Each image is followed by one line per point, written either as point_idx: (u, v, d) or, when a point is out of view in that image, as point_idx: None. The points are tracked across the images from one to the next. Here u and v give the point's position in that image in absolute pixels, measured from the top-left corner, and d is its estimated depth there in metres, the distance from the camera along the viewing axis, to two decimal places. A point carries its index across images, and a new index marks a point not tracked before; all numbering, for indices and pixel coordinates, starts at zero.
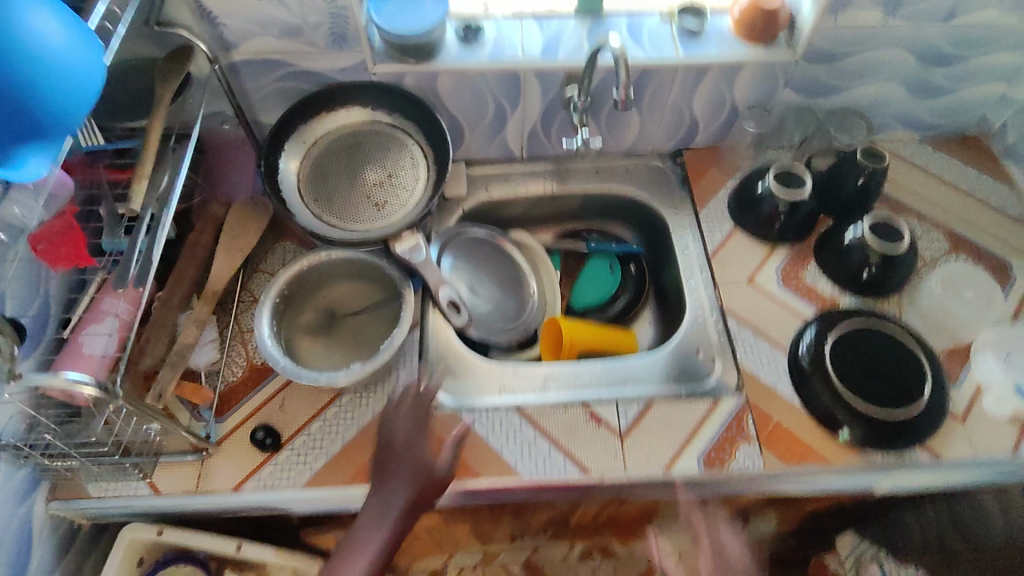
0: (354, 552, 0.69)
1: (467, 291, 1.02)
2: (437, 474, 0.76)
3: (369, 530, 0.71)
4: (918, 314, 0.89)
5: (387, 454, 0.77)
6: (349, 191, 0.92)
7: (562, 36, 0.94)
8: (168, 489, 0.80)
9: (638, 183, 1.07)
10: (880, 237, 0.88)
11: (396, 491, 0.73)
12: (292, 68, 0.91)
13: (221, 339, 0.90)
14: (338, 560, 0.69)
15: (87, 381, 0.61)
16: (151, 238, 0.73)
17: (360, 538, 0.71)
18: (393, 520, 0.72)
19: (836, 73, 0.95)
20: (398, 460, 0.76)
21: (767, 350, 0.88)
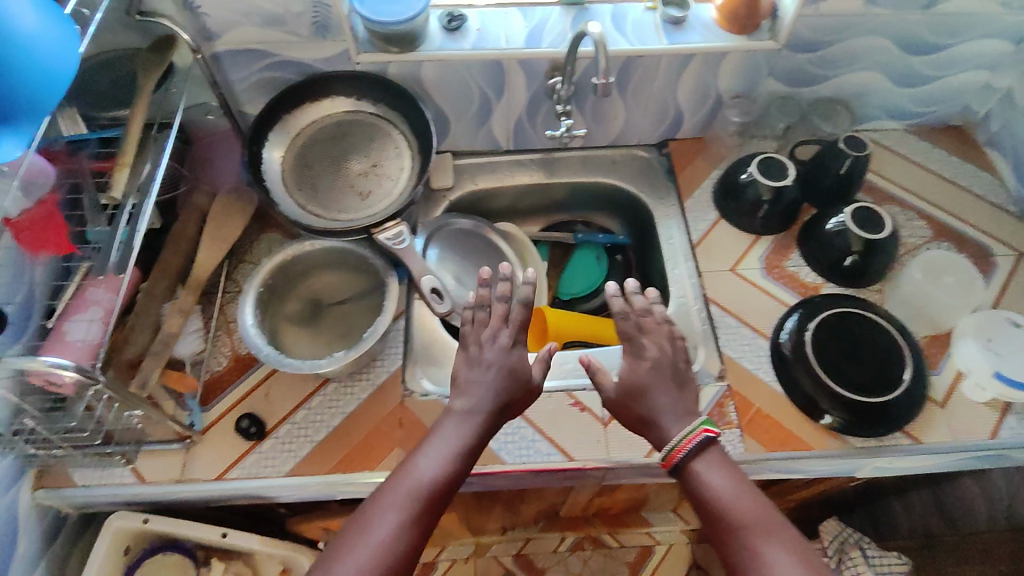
0: (435, 447, 0.65)
1: (453, 280, 1.02)
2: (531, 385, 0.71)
3: (452, 431, 0.67)
4: (899, 301, 0.89)
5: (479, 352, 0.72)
6: (333, 180, 0.93)
7: (545, 25, 0.94)
8: (154, 477, 0.81)
9: (623, 173, 1.07)
10: (861, 225, 0.89)
11: (485, 392, 0.69)
12: (275, 58, 0.91)
13: (205, 329, 0.90)
14: (420, 455, 0.65)
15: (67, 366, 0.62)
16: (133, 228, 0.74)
17: (443, 436, 0.66)
18: (478, 421, 0.67)
19: (818, 62, 0.95)
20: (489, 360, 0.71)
21: (748, 337, 0.88)
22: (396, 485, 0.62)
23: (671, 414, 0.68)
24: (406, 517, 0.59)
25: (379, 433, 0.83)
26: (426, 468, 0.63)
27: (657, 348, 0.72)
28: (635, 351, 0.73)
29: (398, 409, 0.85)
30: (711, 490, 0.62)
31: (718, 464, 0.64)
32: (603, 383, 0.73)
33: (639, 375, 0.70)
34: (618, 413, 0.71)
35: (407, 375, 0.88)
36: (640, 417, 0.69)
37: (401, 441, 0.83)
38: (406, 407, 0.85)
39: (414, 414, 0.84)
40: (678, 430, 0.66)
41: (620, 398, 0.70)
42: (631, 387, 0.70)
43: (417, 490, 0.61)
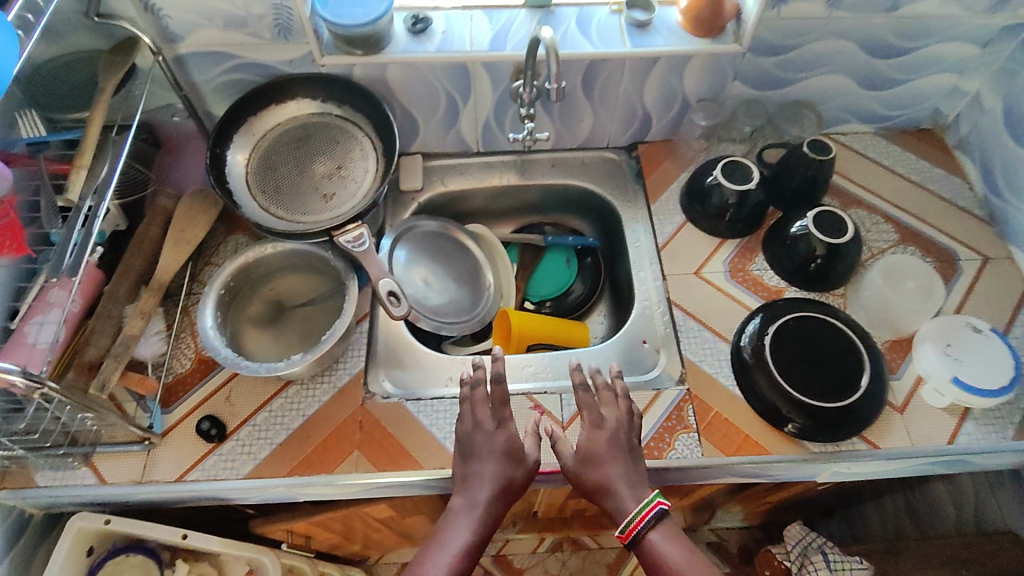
0: (438, 550, 0.69)
1: (421, 280, 1.02)
2: (527, 470, 0.74)
3: (454, 534, 0.70)
4: (861, 306, 0.89)
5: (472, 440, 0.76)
6: (298, 182, 0.92)
7: (510, 28, 0.94)
8: (115, 478, 0.81)
9: (593, 176, 1.07)
10: (824, 229, 0.89)
11: (484, 482, 0.72)
12: (239, 60, 0.91)
13: (168, 331, 0.90)
14: (423, 560, 0.69)
15: (14, 370, 0.63)
16: (89, 230, 0.73)
17: (446, 536, 0.70)
18: (478, 517, 0.71)
19: (784, 65, 0.95)
20: (483, 448, 0.75)
21: (710, 340, 0.88)
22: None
23: (627, 483, 0.72)
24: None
25: (338, 436, 0.83)
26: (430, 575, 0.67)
27: (614, 419, 0.76)
28: (596, 421, 0.76)
29: (359, 412, 0.85)
30: (668, 562, 0.67)
31: (672, 534, 0.69)
32: (562, 454, 0.76)
33: (597, 444, 0.74)
34: (576, 481, 0.74)
35: (370, 377, 0.88)
36: (597, 487, 0.72)
37: (360, 444, 0.83)
38: (366, 410, 0.85)
39: (375, 416, 0.85)
40: (634, 501, 0.70)
41: (576, 469, 0.74)
42: (587, 455, 0.74)
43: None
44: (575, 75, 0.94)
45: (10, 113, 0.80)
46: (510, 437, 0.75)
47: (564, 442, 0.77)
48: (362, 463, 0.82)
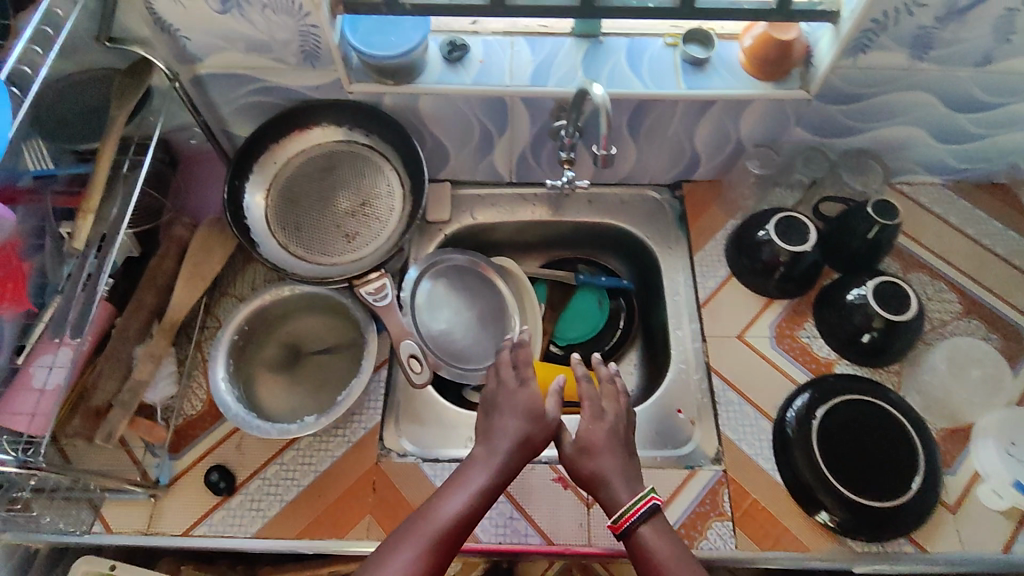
0: (458, 489, 0.68)
1: (444, 322, 0.97)
2: (547, 429, 0.74)
3: (471, 478, 0.69)
4: (917, 389, 0.83)
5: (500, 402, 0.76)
6: (319, 218, 0.86)
7: (553, 60, 0.86)
8: (120, 527, 0.79)
9: (633, 215, 1.00)
10: (884, 302, 0.82)
11: (507, 437, 0.72)
12: (262, 84, 0.84)
13: (179, 372, 0.86)
14: (439, 499, 0.68)
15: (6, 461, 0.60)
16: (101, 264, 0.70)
17: (462, 479, 0.69)
18: (495, 465, 0.70)
19: (854, 114, 0.86)
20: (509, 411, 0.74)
21: (750, 416, 0.84)
22: (419, 525, 0.65)
23: (622, 476, 0.71)
24: (420, 554, 0.63)
25: (351, 496, 0.80)
26: (446, 510, 0.66)
27: (614, 410, 0.77)
28: (598, 412, 0.76)
29: (373, 472, 0.82)
30: (654, 557, 0.66)
31: (663, 531, 0.68)
32: (563, 443, 0.75)
33: (597, 435, 0.73)
34: (572, 471, 0.74)
35: (387, 434, 0.85)
36: (591, 476, 0.72)
37: (373, 507, 0.80)
38: (380, 469, 0.82)
39: (390, 478, 0.81)
40: (628, 493, 0.70)
41: (573, 453, 0.74)
42: (585, 446, 0.73)
43: (436, 529, 0.65)
44: (621, 113, 0.87)
45: (18, 143, 0.72)
46: (531, 397, 0.75)
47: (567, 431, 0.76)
48: (374, 529, 0.79)
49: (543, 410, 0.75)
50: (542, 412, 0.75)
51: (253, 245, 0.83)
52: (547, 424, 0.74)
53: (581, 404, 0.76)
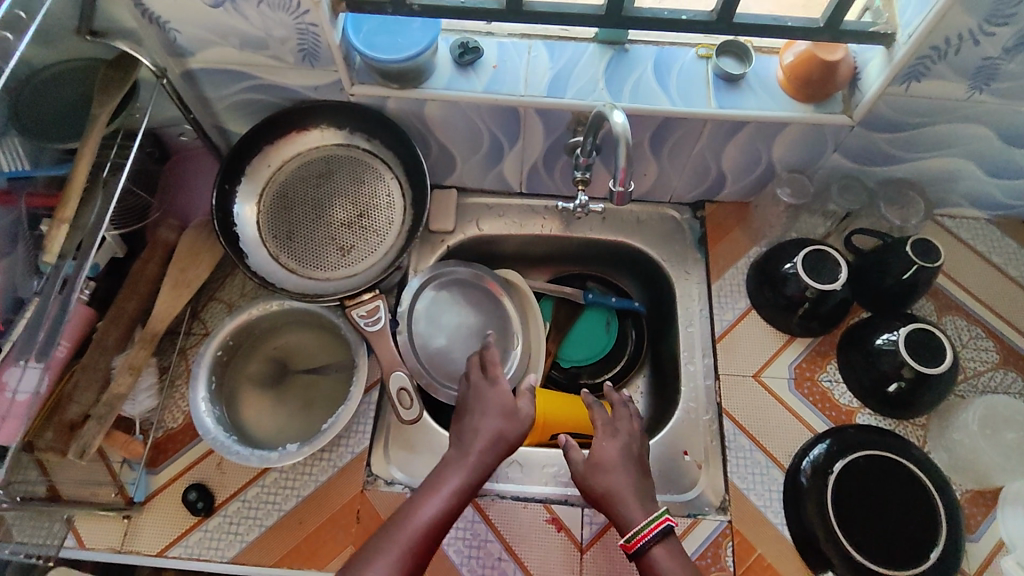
0: (432, 493, 0.65)
1: (443, 339, 0.92)
2: (519, 424, 0.71)
3: (447, 482, 0.66)
4: (943, 446, 0.78)
5: (476, 399, 0.73)
6: (313, 227, 0.81)
7: (573, 68, 0.79)
8: (93, 543, 0.76)
9: (649, 235, 0.94)
10: (918, 353, 0.76)
11: (483, 436, 0.69)
12: (257, 81, 0.78)
13: (160, 384, 0.82)
14: (412, 505, 0.64)
15: None
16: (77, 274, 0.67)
17: (434, 483, 0.66)
18: (470, 464, 0.67)
19: (899, 143, 0.79)
20: (485, 409, 0.72)
21: (762, 464, 0.79)
22: (394, 534, 0.62)
23: (636, 495, 0.68)
24: (396, 565, 0.59)
25: (333, 525, 0.77)
26: (421, 518, 0.63)
27: (627, 429, 0.74)
28: (611, 430, 0.73)
29: (357, 500, 0.78)
30: None
31: (677, 553, 0.65)
32: (573, 460, 0.72)
33: (610, 452, 0.71)
34: (583, 489, 0.70)
35: (375, 460, 0.81)
36: (604, 495, 0.68)
37: (355, 538, 0.76)
38: (366, 498, 0.78)
39: (375, 508, 0.78)
40: (642, 513, 0.67)
41: (584, 469, 0.70)
42: (598, 462, 0.70)
43: (411, 539, 0.61)
44: (643, 129, 0.80)
45: None
46: (503, 393, 0.73)
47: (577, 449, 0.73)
48: None
49: (515, 404, 0.73)
50: (515, 407, 0.72)
51: (242, 254, 0.78)
52: (522, 421, 0.71)
53: (594, 423, 0.74)
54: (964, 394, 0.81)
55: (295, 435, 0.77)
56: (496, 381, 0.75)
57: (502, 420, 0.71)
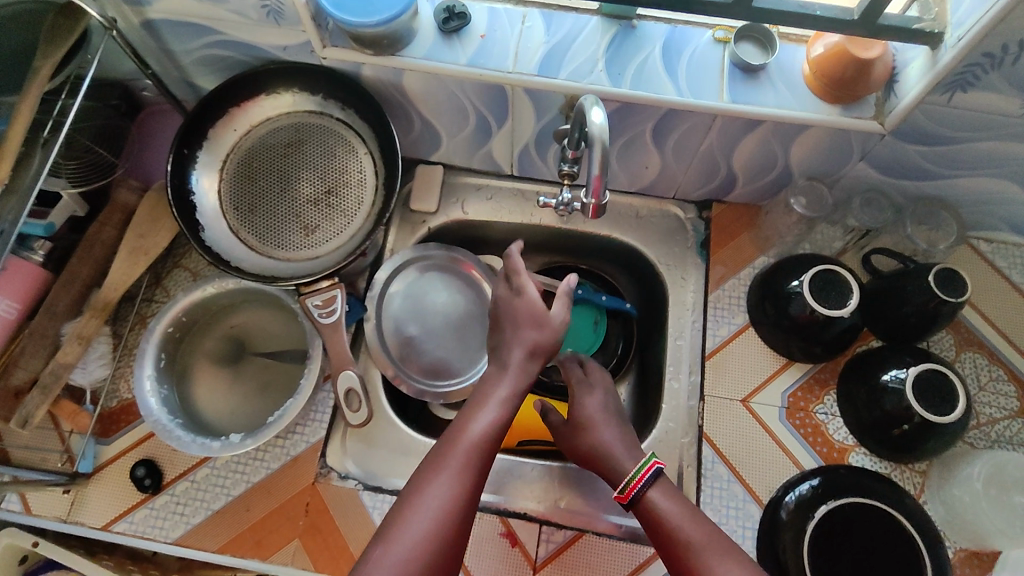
0: (479, 408, 0.63)
1: (414, 329, 0.86)
2: (555, 329, 0.69)
3: (493, 397, 0.64)
4: (942, 499, 0.71)
5: (511, 313, 0.70)
6: (277, 202, 0.75)
7: (572, 44, 0.70)
8: (41, 510, 0.74)
9: (647, 233, 0.86)
10: (925, 396, 0.68)
11: (520, 350, 0.68)
12: (221, 37, 0.71)
13: (113, 353, 0.79)
14: (462, 424, 0.62)
15: None
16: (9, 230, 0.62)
17: (481, 401, 0.64)
18: (514, 379, 0.66)
19: (936, 157, 0.69)
20: (520, 322, 0.69)
21: (738, 498, 0.73)
22: (450, 451, 0.60)
23: (622, 447, 0.69)
24: (459, 478, 0.58)
25: (280, 516, 0.73)
26: (474, 432, 0.61)
27: (603, 385, 0.77)
28: (589, 387, 0.76)
29: (308, 492, 0.74)
30: (664, 519, 0.61)
31: (673, 493, 0.63)
32: (554, 423, 0.75)
33: (590, 408, 0.73)
34: (573, 452, 0.72)
35: (332, 450, 0.76)
36: (592, 450, 0.70)
37: (302, 532, 0.73)
38: (317, 490, 0.74)
39: (325, 502, 0.74)
40: (632, 463, 0.67)
41: (567, 429, 0.73)
42: (580, 420, 0.72)
43: (467, 451, 0.59)
44: (645, 120, 0.71)
45: None
46: (532, 302, 0.70)
47: (555, 412, 0.76)
48: (300, 557, 0.72)
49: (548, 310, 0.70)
50: (546, 311, 0.69)
51: (197, 227, 0.72)
52: (556, 326, 0.69)
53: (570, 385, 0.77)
54: (974, 443, 0.73)
55: (244, 422, 0.73)
56: (523, 289, 0.70)
57: (537, 330, 0.69)
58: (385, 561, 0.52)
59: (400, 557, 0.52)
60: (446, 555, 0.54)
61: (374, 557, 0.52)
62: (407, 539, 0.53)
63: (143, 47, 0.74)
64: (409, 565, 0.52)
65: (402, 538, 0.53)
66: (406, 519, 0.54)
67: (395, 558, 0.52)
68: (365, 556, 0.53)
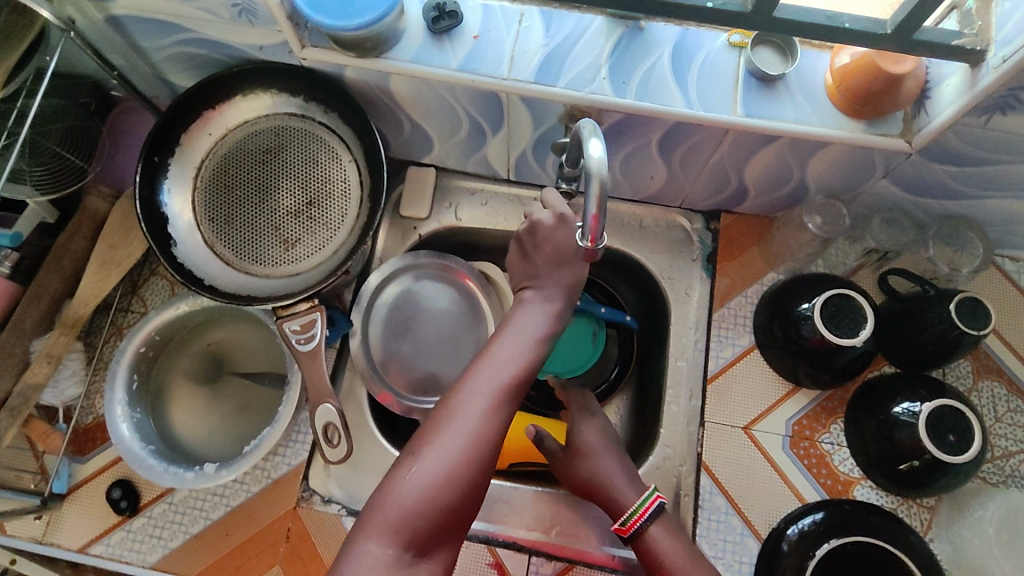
0: (512, 334, 0.58)
1: (403, 344, 0.82)
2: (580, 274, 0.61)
3: (530, 325, 0.59)
4: (950, 537, 0.68)
5: (539, 243, 0.62)
6: (255, 213, 0.71)
7: (574, 46, 0.64)
8: (13, 531, 0.71)
9: (651, 244, 0.81)
10: (941, 435, 0.63)
11: (549, 294, 0.60)
12: (192, 35, 0.64)
13: (87, 369, 0.75)
14: (499, 346, 0.57)
15: None
16: None
17: (519, 326, 0.58)
18: (552, 313, 0.60)
19: (967, 178, 0.64)
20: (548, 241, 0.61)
21: (737, 531, 0.70)
22: (485, 374, 0.55)
23: (624, 476, 0.65)
24: (494, 402, 0.53)
25: (260, 542, 0.70)
26: (512, 359, 0.56)
27: (602, 414, 0.73)
28: (587, 414, 0.72)
29: (289, 517, 0.71)
30: (665, 562, 0.58)
31: (674, 531, 0.60)
32: (550, 451, 0.69)
33: (589, 436, 0.68)
34: (567, 478, 0.67)
35: (315, 473, 0.73)
36: (591, 479, 0.65)
37: (282, 559, 0.70)
38: (298, 516, 0.71)
39: (306, 528, 0.71)
40: (636, 495, 0.63)
41: (565, 457, 0.68)
42: (579, 448, 0.67)
43: (504, 375, 0.55)
44: (650, 130, 0.65)
45: None
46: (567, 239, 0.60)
47: (551, 438, 0.70)
48: None
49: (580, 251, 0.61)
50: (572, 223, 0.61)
51: (168, 242, 0.68)
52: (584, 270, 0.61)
53: (570, 410, 0.72)
54: (987, 477, 0.70)
55: (222, 447, 0.70)
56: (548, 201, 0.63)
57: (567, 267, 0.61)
58: (413, 484, 0.49)
59: (430, 481, 0.50)
60: (476, 482, 0.51)
61: (401, 477, 0.50)
62: (438, 462, 0.50)
63: (108, 44, 0.67)
64: (437, 492, 0.49)
65: (432, 460, 0.50)
66: (436, 441, 0.51)
67: (425, 480, 0.50)
68: (392, 474, 0.51)
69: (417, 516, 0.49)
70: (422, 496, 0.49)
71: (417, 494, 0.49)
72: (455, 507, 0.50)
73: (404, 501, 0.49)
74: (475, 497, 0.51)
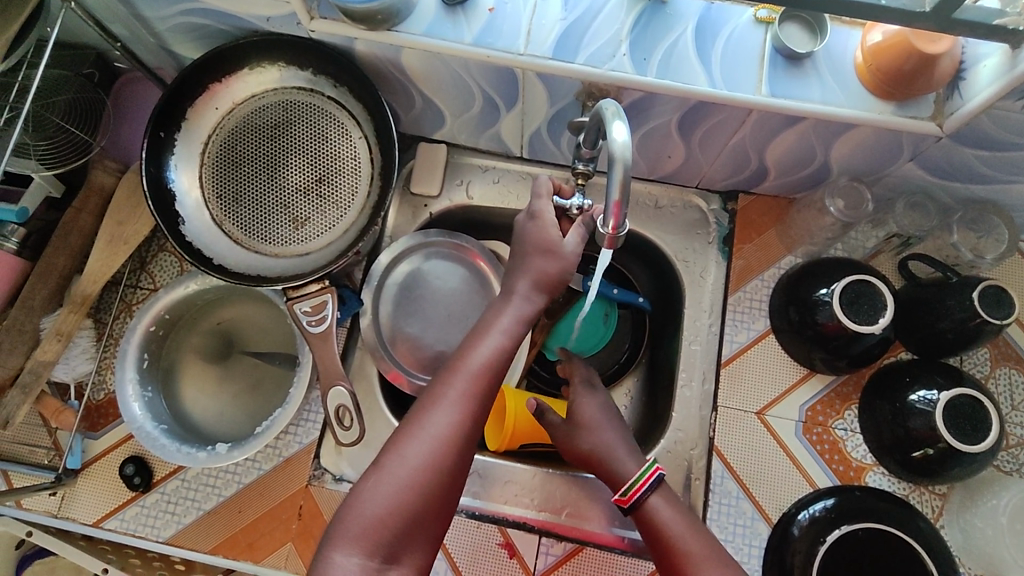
0: (483, 335, 0.57)
1: (415, 323, 0.81)
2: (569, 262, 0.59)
3: (504, 321, 0.58)
4: (961, 525, 0.68)
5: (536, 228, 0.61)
6: (262, 191, 0.69)
7: (594, 19, 0.61)
8: (29, 505, 0.71)
9: (666, 225, 0.80)
10: (958, 426, 0.62)
11: (536, 280, 0.59)
12: (197, 5, 0.61)
13: (97, 345, 0.75)
14: (474, 348, 0.57)
15: None
16: None
17: (497, 325, 0.58)
18: (529, 306, 0.59)
19: (997, 163, 0.62)
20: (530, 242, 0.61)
21: (746, 514, 0.70)
22: (447, 378, 0.55)
23: (624, 447, 0.64)
24: (461, 408, 0.54)
25: (272, 519, 0.71)
26: (473, 362, 0.55)
27: (603, 389, 0.71)
28: (590, 388, 0.71)
29: (301, 495, 0.72)
30: (665, 531, 0.57)
31: (675, 502, 0.60)
32: (551, 424, 0.67)
33: (591, 409, 0.68)
34: (568, 454, 0.66)
35: (326, 452, 0.73)
36: (591, 453, 0.64)
37: (294, 535, 0.71)
38: (310, 494, 0.72)
39: (317, 506, 0.71)
40: (635, 465, 0.62)
41: (565, 430, 0.67)
42: (580, 421, 0.67)
43: (472, 378, 0.55)
44: (669, 109, 0.63)
45: None
46: (546, 228, 0.60)
47: (553, 412, 0.68)
48: (293, 559, 0.70)
49: (560, 240, 0.59)
50: (556, 240, 0.59)
51: (176, 220, 0.67)
52: (570, 257, 0.59)
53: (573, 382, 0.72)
54: (1001, 466, 0.70)
55: (233, 426, 0.70)
56: (536, 212, 0.61)
57: (543, 257, 0.59)
58: (377, 494, 0.50)
59: (394, 490, 0.50)
60: (442, 487, 0.51)
61: (365, 488, 0.51)
62: (399, 473, 0.51)
63: (109, 13, 0.64)
64: (403, 499, 0.50)
65: (396, 471, 0.51)
66: (403, 449, 0.52)
67: (388, 491, 0.50)
68: (358, 485, 0.52)
69: (383, 525, 0.49)
70: (385, 506, 0.50)
71: (381, 503, 0.50)
72: (424, 513, 0.51)
73: (371, 509, 0.49)
74: (442, 503, 0.52)
